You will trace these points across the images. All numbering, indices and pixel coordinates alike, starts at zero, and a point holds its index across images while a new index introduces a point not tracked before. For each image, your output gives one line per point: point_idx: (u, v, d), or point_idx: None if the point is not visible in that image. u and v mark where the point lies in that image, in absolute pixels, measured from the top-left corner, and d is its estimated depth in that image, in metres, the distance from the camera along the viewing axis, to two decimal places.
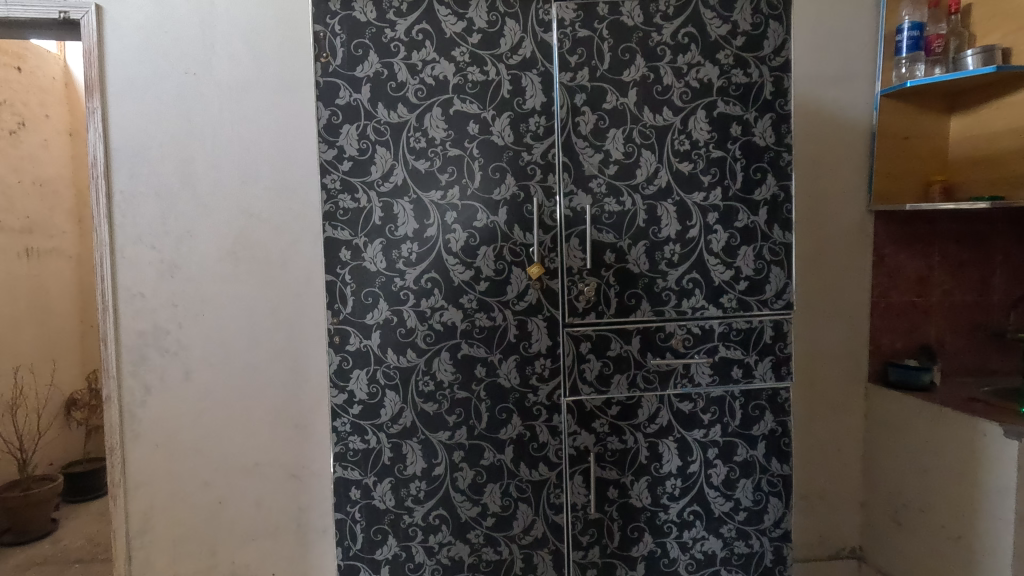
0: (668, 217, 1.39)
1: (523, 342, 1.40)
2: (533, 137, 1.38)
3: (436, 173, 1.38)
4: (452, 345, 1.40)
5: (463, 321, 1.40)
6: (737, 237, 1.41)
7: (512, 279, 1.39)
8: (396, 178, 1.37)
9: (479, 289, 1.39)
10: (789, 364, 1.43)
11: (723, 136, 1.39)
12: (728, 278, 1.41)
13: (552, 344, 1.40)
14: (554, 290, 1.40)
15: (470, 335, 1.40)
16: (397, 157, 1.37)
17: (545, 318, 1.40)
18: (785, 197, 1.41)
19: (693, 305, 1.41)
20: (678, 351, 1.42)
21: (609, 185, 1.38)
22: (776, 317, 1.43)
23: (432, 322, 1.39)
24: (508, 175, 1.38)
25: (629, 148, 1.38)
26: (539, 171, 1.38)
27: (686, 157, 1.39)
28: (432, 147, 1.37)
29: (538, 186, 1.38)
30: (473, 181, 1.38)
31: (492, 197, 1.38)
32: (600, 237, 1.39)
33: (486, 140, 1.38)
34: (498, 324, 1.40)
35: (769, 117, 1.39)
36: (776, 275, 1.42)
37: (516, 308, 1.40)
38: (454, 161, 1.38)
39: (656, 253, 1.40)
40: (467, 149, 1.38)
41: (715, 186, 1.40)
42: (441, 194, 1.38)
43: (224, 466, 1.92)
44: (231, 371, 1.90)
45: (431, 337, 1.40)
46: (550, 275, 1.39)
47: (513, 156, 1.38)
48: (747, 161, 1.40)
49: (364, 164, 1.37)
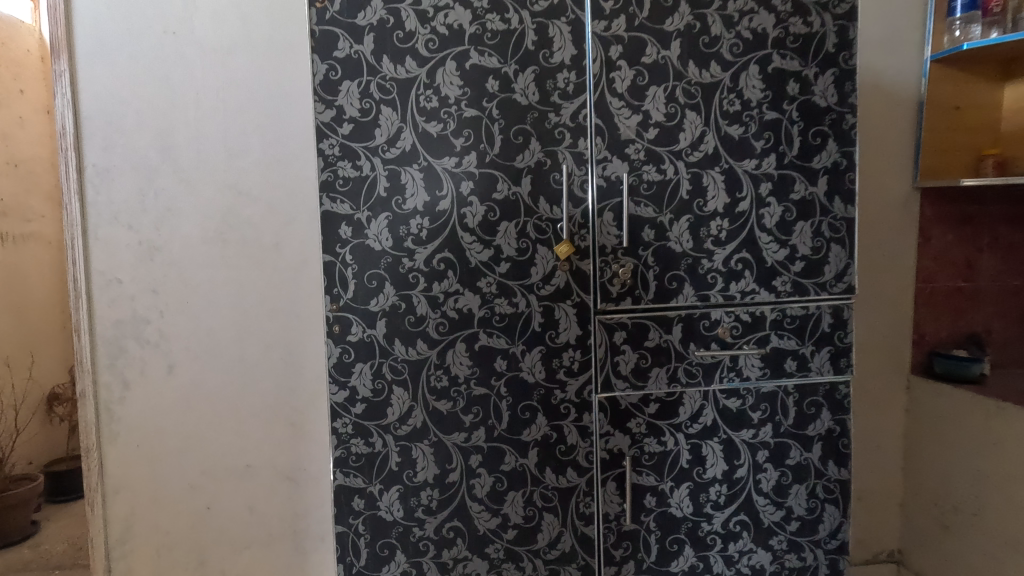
0: (716, 188, 1.22)
1: (549, 331, 1.23)
2: (561, 95, 1.20)
3: (450, 137, 1.20)
4: (468, 335, 1.23)
5: (482, 308, 1.22)
6: (792, 211, 1.24)
7: (537, 259, 1.22)
8: (404, 143, 1.19)
9: (499, 271, 1.22)
10: (849, 356, 1.27)
11: (778, 96, 1.21)
12: (782, 258, 1.24)
13: (583, 332, 1.23)
14: (584, 271, 1.22)
15: (489, 324, 1.23)
16: (406, 119, 1.19)
17: (574, 304, 1.23)
18: (848, 164, 1.23)
19: (743, 288, 1.24)
20: (725, 341, 1.25)
21: (648, 151, 1.21)
22: (835, 303, 1.26)
23: (445, 308, 1.22)
24: (533, 139, 1.21)
25: (671, 109, 1.20)
26: (569, 134, 1.21)
27: (736, 119, 1.21)
28: (445, 107, 1.19)
29: (567, 152, 1.21)
30: (493, 146, 1.20)
31: (515, 163, 1.20)
32: (638, 211, 1.21)
33: (508, 100, 1.20)
34: (521, 311, 1.22)
35: (831, 73, 1.21)
36: (837, 254, 1.25)
37: (541, 292, 1.22)
38: (470, 124, 1.20)
39: (701, 230, 1.23)
40: (486, 110, 1.20)
41: (769, 152, 1.22)
42: (456, 162, 1.20)
43: (211, 468, 1.75)
44: (213, 366, 1.73)
45: (445, 326, 1.22)
46: (580, 254, 1.22)
47: (538, 118, 1.20)
48: (806, 124, 1.22)
49: (367, 127, 1.19)
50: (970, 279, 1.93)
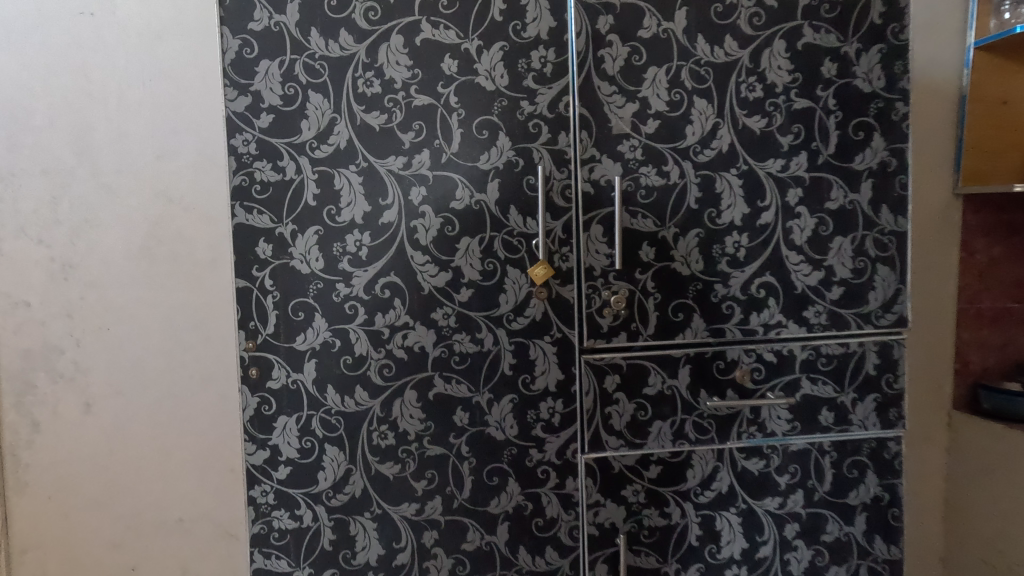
0: (732, 196, 0.97)
1: (522, 375, 0.98)
2: (536, 78, 0.95)
3: (396, 131, 0.95)
4: (420, 380, 0.97)
5: (437, 346, 0.97)
6: (828, 224, 0.98)
7: (507, 285, 0.96)
8: (337, 138, 0.94)
9: (459, 300, 0.97)
10: (900, 406, 1.01)
11: (811, 79, 0.96)
12: (816, 283, 0.99)
13: (565, 377, 0.98)
14: (567, 300, 0.97)
15: (447, 366, 0.97)
16: (339, 108, 0.94)
17: (554, 340, 0.97)
18: (898, 165, 0.98)
19: (766, 321, 0.99)
20: (744, 387, 1.00)
21: (646, 149, 0.96)
22: (882, 338, 1.00)
23: (392, 346, 0.97)
24: (502, 133, 0.95)
25: (675, 96, 0.96)
26: (546, 127, 0.96)
27: (757, 109, 0.96)
28: (390, 93, 0.94)
29: (543, 149, 0.96)
30: (450, 142, 0.95)
31: (478, 164, 0.95)
32: (634, 224, 0.96)
33: (469, 84, 0.95)
34: (486, 351, 0.97)
35: (876, 50, 0.96)
36: (884, 278, 1.00)
37: (512, 327, 0.97)
38: (422, 114, 0.95)
39: (713, 248, 0.98)
40: (442, 96, 0.95)
41: (799, 150, 0.97)
42: (404, 162, 0.95)
43: (146, 515, 1.30)
44: (153, 382, 1.28)
45: (390, 369, 0.97)
46: (561, 279, 0.97)
47: (508, 107, 0.95)
48: (845, 115, 0.97)
49: (292, 118, 0.94)
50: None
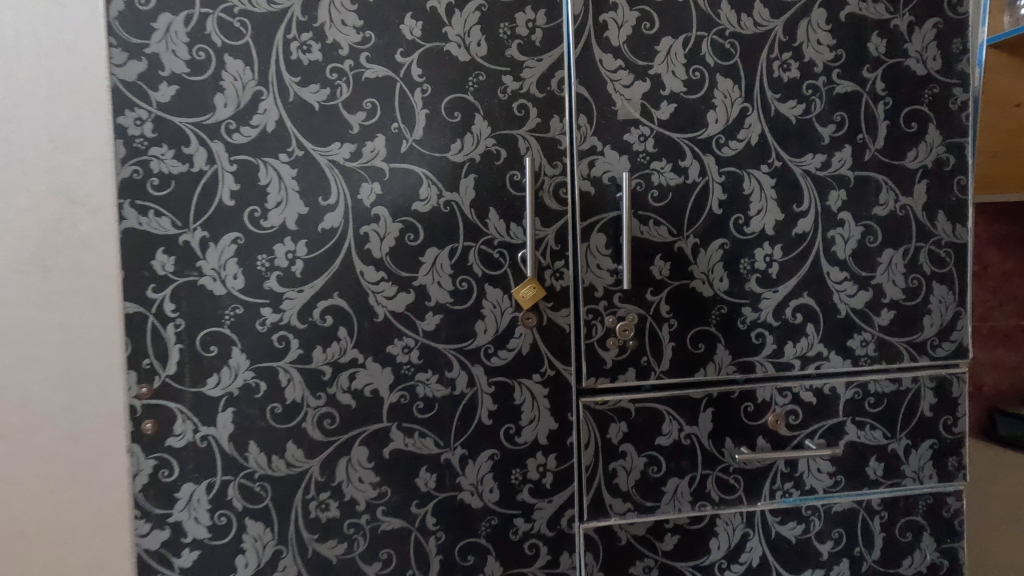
0: (763, 198, 0.79)
1: (504, 424, 0.76)
2: (521, 46, 0.75)
3: (341, 111, 0.73)
4: (372, 434, 0.75)
5: (395, 389, 0.75)
6: (876, 234, 0.81)
7: (485, 309, 0.75)
8: (263, 118, 0.72)
9: (423, 330, 0.75)
10: (959, 454, 0.84)
11: (856, 57, 0.79)
12: (863, 306, 0.81)
13: (560, 426, 0.77)
14: (562, 329, 0.77)
15: (407, 415, 0.75)
16: (266, 80, 0.72)
17: (544, 380, 0.77)
18: (956, 164, 0.81)
19: (805, 352, 0.80)
20: (777, 434, 0.81)
21: (660, 140, 0.77)
22: (939, 373, 0.83)
23: (335, 390, 0.74)
24: (478, 116, 0.75)
25: (694, 74, 0.77)
26: (535, 109, 0.75)
27: (794, 92, 0.78)
28: (333, 61, 0.73)
29: (530, 137, 0.75)
30: (412, 128, 0.74)
31: (446, 155, 0.74)
32: (644, 233, 0.77)
33: (436, 52, 0.74)
34: (459, 394, 0.76)
35: (932, 25, 0.80)
36: (941, 299, 0.82)
37: (491, 363, 0.76)
38: (375, 89, 0.74)
39: (741, 263, 0.79)
40: (401, 67, 0.74)
41: (843, 143, 0.79)
42: (352, 151, 0.74)
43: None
44: (37, 382, 0.75)
45: (333, 419, 0.74)
46: (554, 301, 0.76)
47: (486, 83, 0.75)
48: (895, 102, 0.80)
49: (201, 91, 0.71)
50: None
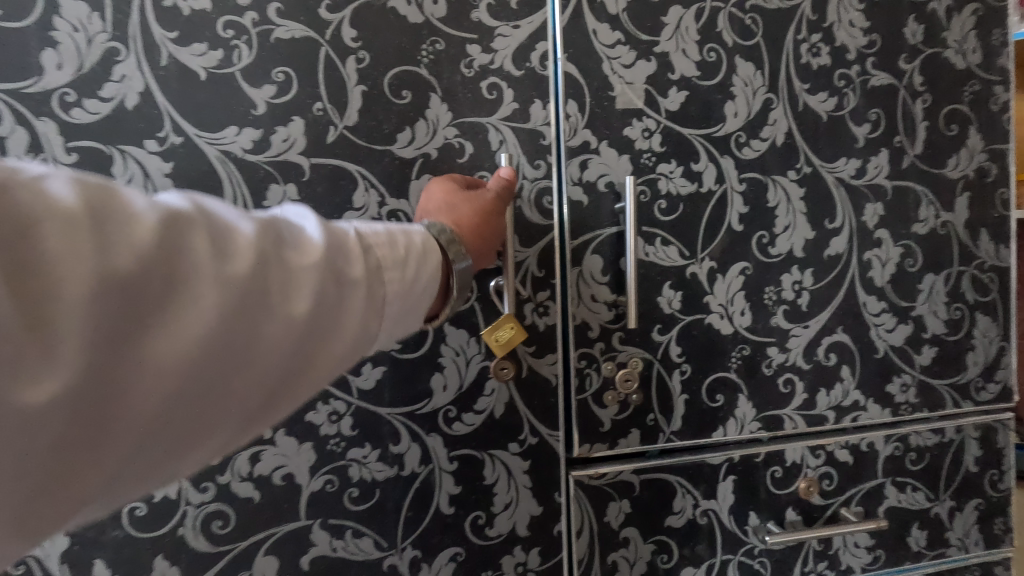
0: (790, 212, 0.63)
1: (471, 512, 0.57)
2: (492, 7, 0.56)
3: (238, 82, 0.52)
4: (286, 536, 0.54)
5: (318, 471, 0.54)
6: (916, 256, 0.67)
7: (443, 358, 0.56)
8: (119, 89, 0.50)
9: (358, 388, 0.54)
10: (1006, 515, 0.71)
11: (892, 44, 0.66)
12: (902, 343, 0.67)
13: (545, 510, 0.58)
14: (547, 382, 0.58)
15: (336, 507, 0.54)
16: (124, 34, 0.50)
17: (524, 451, 0.57)
18: (998, 173, 0.69)
19: (839, 402, 0.65)
20: (809, 504, 0.65)
21: (668, 136, 0.60)
22: (984, 420, 0.70)
23: (229, 478, 0.52)
24: (435, 97, 0.55)
25: (709, 55, 0.61)
26: (511, 92, 0.57)
27: (824, 83, 0.64)
28: (227, 13, 0.51)
29: (504, 128, 0.57)
30: (342, 110, 0.54)
31: (390, 149, 0.55)
32: (649, 255, 0.60)
33: (376, 8, 0.54)
34: (409, 474, 0.55)
35: (971, 11, 0.68)
36: (985, 332, 0.70)
37: (453, 431, 0.56)
38: (289, 54, 0.53)
39: (765, 293, 0.63)
40: (327, 27, 0.53)
41: (878, 146, 0.66)
42: (256, 141, 0.52)
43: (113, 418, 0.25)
44: None
45: (227, 520, 0.52)
46: (536, 345, 0.57)
47: (446, 53, 0.56)
48: (935, 99, 0.67)
49: (17, 42, 0.48)
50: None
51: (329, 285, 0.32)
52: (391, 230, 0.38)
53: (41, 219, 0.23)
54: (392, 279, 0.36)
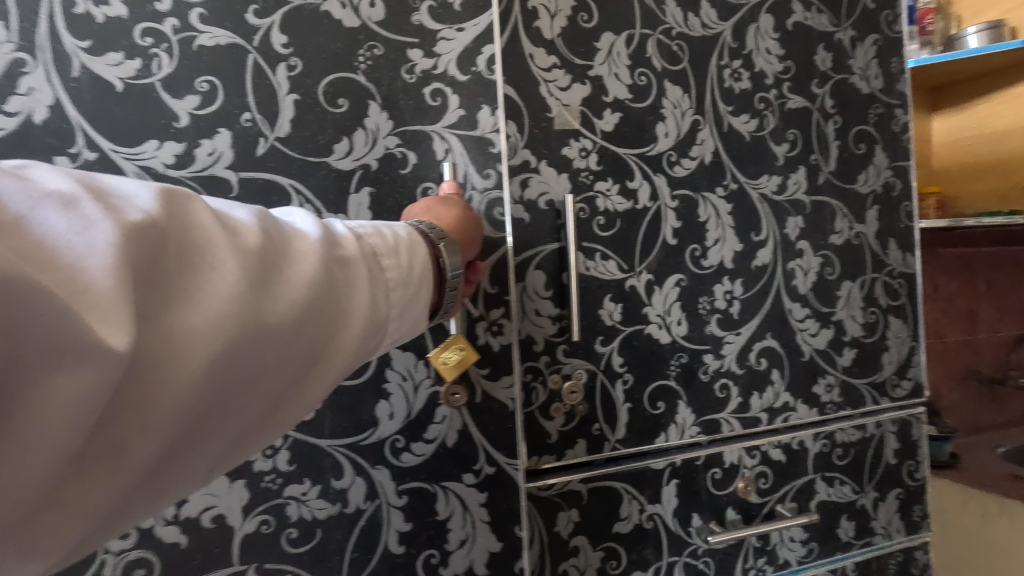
0: (719, 226, 0.67)
1: (423, 550, 0.54)
2: (434, 9, 0.55)
3: (159, 93, 0.48)
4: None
5: (254, 511, 0.51)
6: (834, 265, 0.73)
7: (390, 385, 0.53)
8: (26, 103, 0.45)
9: (295, 419, 0.51)
10: (922, 501, 0.77)
11: (805, 70, 0.71)
12: (825, 346, 0.72)
13: (505, 546, 0.55)
14: (503, 407, 0.56)
15: (273, 550, 0.51)
16: (31, 44, 0.45)
17: (480, 481, 0.55)
18: (901, 188, 0.76)
19: (771, 404, 0.69)
20: (747, 503, 0.68)
21: (604, 156, 0.63)
22: (900, 415, 0.76)
23: (153, 521, 0.48)
24: (374, 106, 0.53)
25: (639, 79, 0.64)
26: (455, 98, 0.55)
27: (745, 105, 0.68)
28: (144, 20, 0.48)
29: (450, 136, 0.55)
30: (273, 120, 0.51)
31: (326, 161, 0.52)
32: (590, 269, 0.62)
33: (309, 12, 0.52)
34: (354, 511, 0.53)
35: (872, 42, 0.75)
36: (897, 334, 0.76)
37: (401, 463, 0.54)
38: (214, 62, 0.50)
39: (700, 303, 0.66)
40: (255, 33, 0.51)
41: (796, 164, 0.71)
42: (178, 155, 0.49)
43: (168, 394, 0.24)
44: None
45: (150, 569, 0.48)
46: (489, 367, 0.56)
47: (385, 59, 0.54)
48: (844, 120, 0.73)
49: None
50: (972, 332, 1.43)
51: (335, 267, 0.32)
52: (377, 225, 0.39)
53: (47, 201, 0.22)
54: (391, 256, 0.37)
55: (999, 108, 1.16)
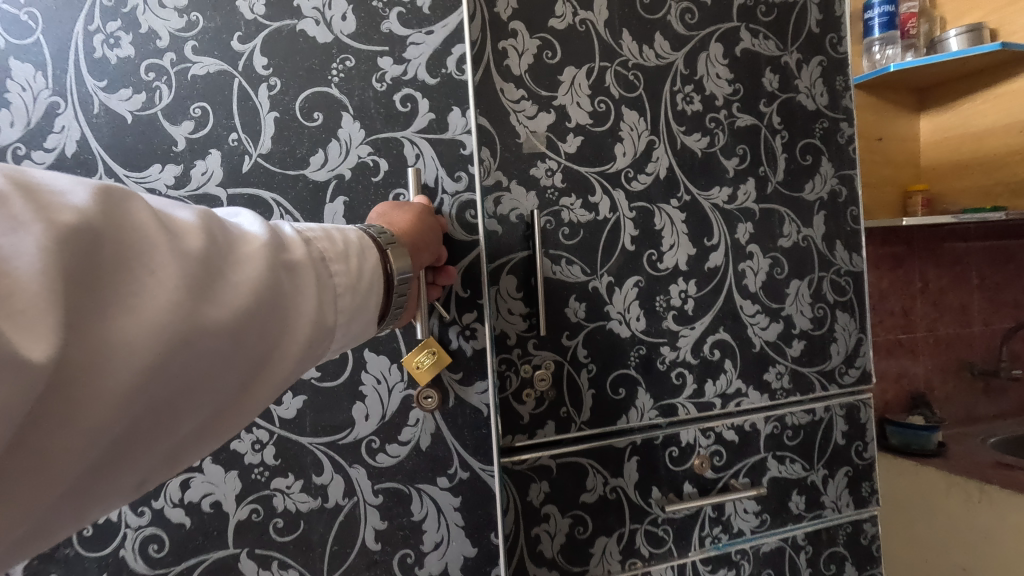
0: (674, 233, 0.76)
1: (399, 550, 0.60)
2: (403, 16, 0.59)
3: (162, 122, 0.56)
4: (215, 564, 0.57)
5: (245, 503, 0.58)
6: (783, 265, 0.81)
7: (366, 387, 0.59)
8: (60, 139, 0.54)
9: (280, 417, 0.58)
10: (871, 479, 0.85)
11: (753, 92, 0.80)
12: (775, 338, 0.80)
13: (479, 552, 0.60)
14: (476, 411, 0.61)
15: (260, 537, 0.58)
16: (64, 89, 0.54)
17: (453, 485, 0.60)
18: (847, 194, 0.84)
19: (724, 390, 0.78)
20: (703, 478, 0.77)
21: (568, 174, 0.72)
22: (847, 400, 0.84)
23: (163, 504, 0.56)
24: (347, 116, 0.59)
25: (599, 106, 0.73)
26: (425, 102, 0.60)
27: (697, 125, 0.77)
28: (149, 57, 0.56)
29: (420, 141, 0.60)
30: (256, 138, 0.57)
31: (304, 174, 0.58)
32: (557, 272, 0.71)
33: (288, 33, 0.58)
34: (335, 506, 0.59)
35: (817, 63, 0.83)
36: (845, 327, 0.84)
37: (377, 463, 0.59)
38: (207, 90, 0.57)
39: (657, 301, 0.75)
40: (239, 58, 0.57)
41: (746, 175, 0.79)
42: (177, 176, 0.56)
43: (96, 392, 0.26)
44: None
45: (161, 543, 0.56)
46: (462, 372, 0.61)
47: (356, 69, 0.59)
48: (791, 134, 0.81)
49: None
50: (965, 325, 1.48)
51: (281, 272, 0.35)
52: (328, 229, 0.41)
53: None
54: (344, 264, 0.39)
55: (984, 106, 1.21)
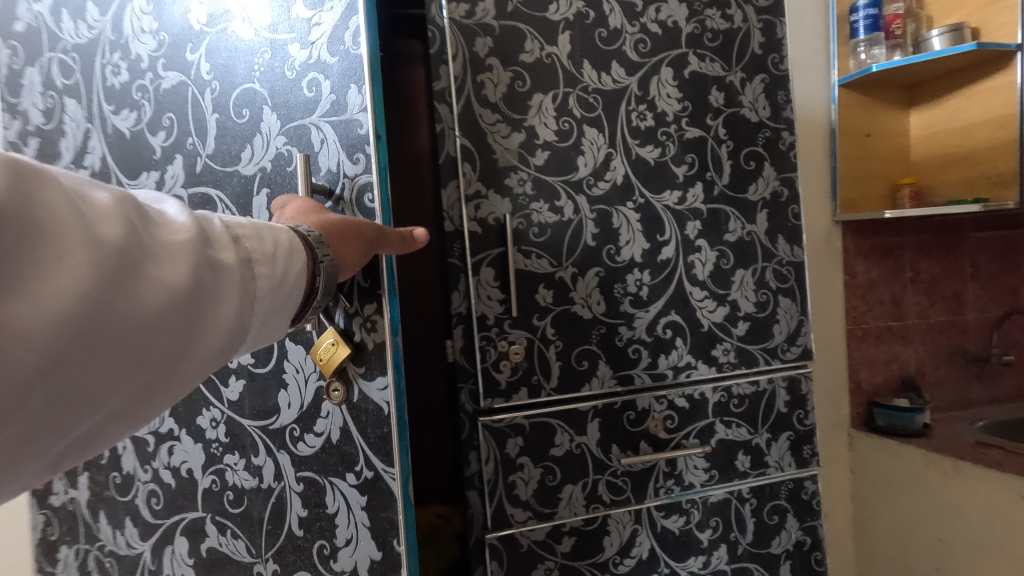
0: (630, 231, 0.90)
1: (318, 540, 0.69)
2: None
3: (146, 133, 0.72)
4: (191, 522, 0.73)
5: (207, 473, 0.72)
6: (729, 257, 0.94)
7: (289, 378, 0.69)
8: (92, 158, 0.74)
9: (228, 400, 0.71)
10: (812, 442, 0.97)
11: (700, 108, 0.92)
12: (722, 320, 0.93)
13: (383, 557, 0.66)
14: (378, 408, 0.66)
15: (219, 505, 0.72)
16: (93, 119, 0.73)
17: (360, 483, 0.67)
18: (789, 195, 0.96)
19: (676, 363, 0.92)
20: (658, 438, 0.91)
21: (537, 183, 0.87)
22: (789, 373, 0.96)
23: (159, 465, 0.74)
24: (267, 109, 0.68)
25: (564, 125, 0.88)
26: (326, 83, 0.65)
27: (650, 138, 0.91)
28: (137, 79, 0.72)
29: (323, 124, 0.66)
30: (203, 137, 0.70)
31: (237, 169, 0.69)
32: (528, 264, 0.86)
33: (219, 35, 0.69)
34: (267, 488, 0.70)
35: (760, 80, 0.95)
36: (787, 310, 0.96)
37: (298, 450, 0.69)
38: (171, 100, 0.71)
39: (615, 288, 0.89)
40: (190, 66, 0.70)
41: (694, 180, 0.92)
42: (156, 180, 0.72)
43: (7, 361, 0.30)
44: None
45: (159, 498, 0.74)
46: (364, 365, 0.66)
47: (269, 62, 0.67)
48: (736, 144, 0.94)
49: (53, 138, 0.75)
50: None
51: (205, 270, 0.38)
52: (255, 223, 0.44)
53: None
54: (269, 267, 0.43)
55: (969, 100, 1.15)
